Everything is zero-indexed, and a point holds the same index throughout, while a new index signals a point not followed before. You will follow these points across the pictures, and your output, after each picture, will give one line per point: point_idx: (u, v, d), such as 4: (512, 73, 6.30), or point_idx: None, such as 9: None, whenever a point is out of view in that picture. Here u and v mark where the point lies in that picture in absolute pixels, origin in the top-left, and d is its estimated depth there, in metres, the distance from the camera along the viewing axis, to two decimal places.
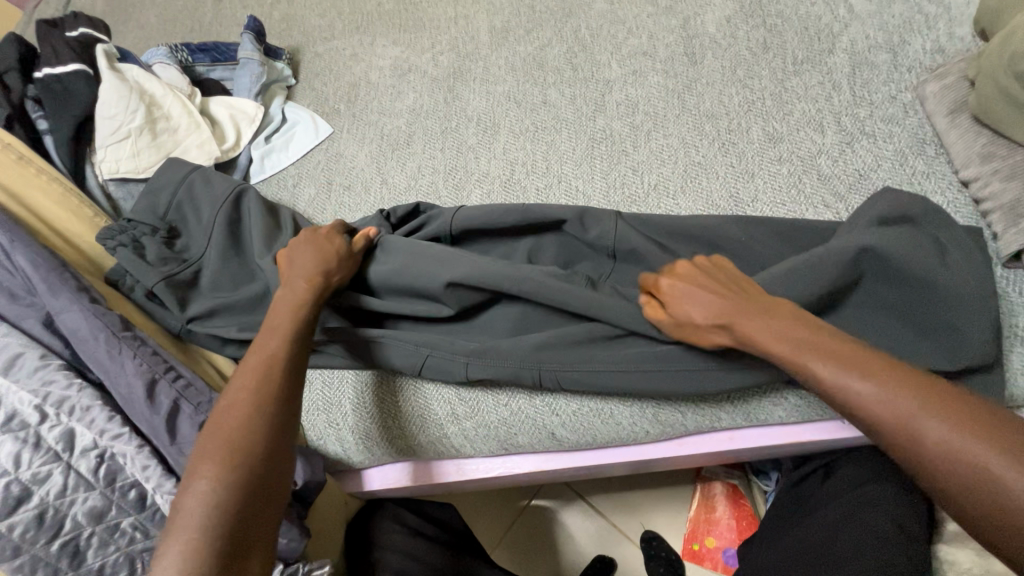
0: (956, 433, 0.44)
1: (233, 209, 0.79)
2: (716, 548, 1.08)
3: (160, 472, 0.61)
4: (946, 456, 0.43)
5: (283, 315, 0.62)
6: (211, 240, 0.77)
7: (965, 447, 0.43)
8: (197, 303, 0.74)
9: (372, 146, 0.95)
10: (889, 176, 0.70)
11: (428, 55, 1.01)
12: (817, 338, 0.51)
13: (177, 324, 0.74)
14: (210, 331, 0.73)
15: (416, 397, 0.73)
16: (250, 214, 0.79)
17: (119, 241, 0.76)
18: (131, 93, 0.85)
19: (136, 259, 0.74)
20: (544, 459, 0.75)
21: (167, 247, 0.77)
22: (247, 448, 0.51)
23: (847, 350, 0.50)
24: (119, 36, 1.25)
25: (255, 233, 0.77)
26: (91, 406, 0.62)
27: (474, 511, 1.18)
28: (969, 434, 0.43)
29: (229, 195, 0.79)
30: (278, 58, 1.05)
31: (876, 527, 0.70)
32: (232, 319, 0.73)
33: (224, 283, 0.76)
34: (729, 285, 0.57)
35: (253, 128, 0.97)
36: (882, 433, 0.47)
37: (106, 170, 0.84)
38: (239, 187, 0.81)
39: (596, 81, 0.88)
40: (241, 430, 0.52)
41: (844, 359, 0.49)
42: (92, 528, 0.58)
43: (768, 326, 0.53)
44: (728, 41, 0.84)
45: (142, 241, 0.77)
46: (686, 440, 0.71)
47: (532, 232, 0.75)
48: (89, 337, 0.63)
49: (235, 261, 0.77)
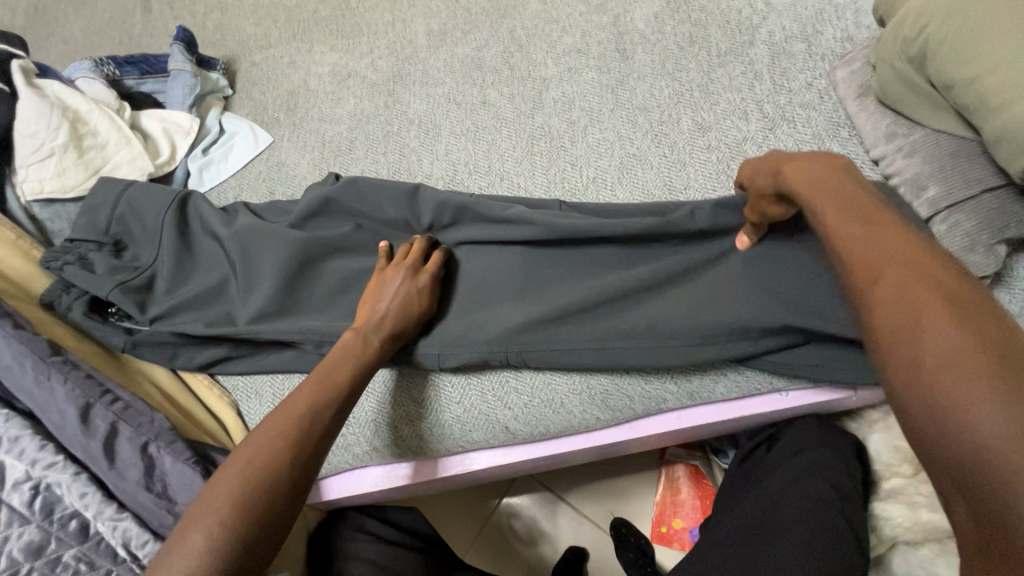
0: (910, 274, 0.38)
1: (180, 213, 0.79)
2: (682, 528, 1.12)
3: (99, 498, 0.60)
4: (886, 289, 0.38)
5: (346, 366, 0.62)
6: (162, 246, 0.77)
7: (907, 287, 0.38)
8: (158, 304, 0.75)
9: (314, 153, 0.95)
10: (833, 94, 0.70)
11: (367, 61, 1.00)
12: (848, 196, 0.48)
13: (118, 339, 0.73)
14: (173, 328, 0.73)
15: (376, 399, 0.73)
16: (200, 216, 0.79)
17: (66, 260, 0.75)
18: (52, 109, 0.81)
19: (86, 276, 0.73)
20: (501, 453, 0.75)
21: (118, 260, 0.77)
22: (268, 474, 0.51)
23: (883, 225, 0.43)
24: (43, 52, 1.19)
25: (206, 234, 0.79)
26: (20, 436, 0.60)
27: (444, 515, 1.18)
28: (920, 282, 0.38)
29: (173, 200, 0.79)
30: (213, 69, 1.03)
31: (817, 493, 0.71)
32: (185, 319, 0.74)
33: (180, 284, 0.77)
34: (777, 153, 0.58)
35: (188, 141, 0.94)
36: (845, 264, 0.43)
37: (29, 191, 0.80)
38: (183, 193, 0.81)
39: (533, 79, 0.90)
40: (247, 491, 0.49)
41: (851, 211, 0.46)
42: (30, 564, 0.54)
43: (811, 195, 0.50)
44: (656, 36, 0.87)
45: (89, 258, 0.76)
46: (637, 423, 0.73)
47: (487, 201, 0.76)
48: (15, 364, 0.61)
49: (189, 262, 0.78)
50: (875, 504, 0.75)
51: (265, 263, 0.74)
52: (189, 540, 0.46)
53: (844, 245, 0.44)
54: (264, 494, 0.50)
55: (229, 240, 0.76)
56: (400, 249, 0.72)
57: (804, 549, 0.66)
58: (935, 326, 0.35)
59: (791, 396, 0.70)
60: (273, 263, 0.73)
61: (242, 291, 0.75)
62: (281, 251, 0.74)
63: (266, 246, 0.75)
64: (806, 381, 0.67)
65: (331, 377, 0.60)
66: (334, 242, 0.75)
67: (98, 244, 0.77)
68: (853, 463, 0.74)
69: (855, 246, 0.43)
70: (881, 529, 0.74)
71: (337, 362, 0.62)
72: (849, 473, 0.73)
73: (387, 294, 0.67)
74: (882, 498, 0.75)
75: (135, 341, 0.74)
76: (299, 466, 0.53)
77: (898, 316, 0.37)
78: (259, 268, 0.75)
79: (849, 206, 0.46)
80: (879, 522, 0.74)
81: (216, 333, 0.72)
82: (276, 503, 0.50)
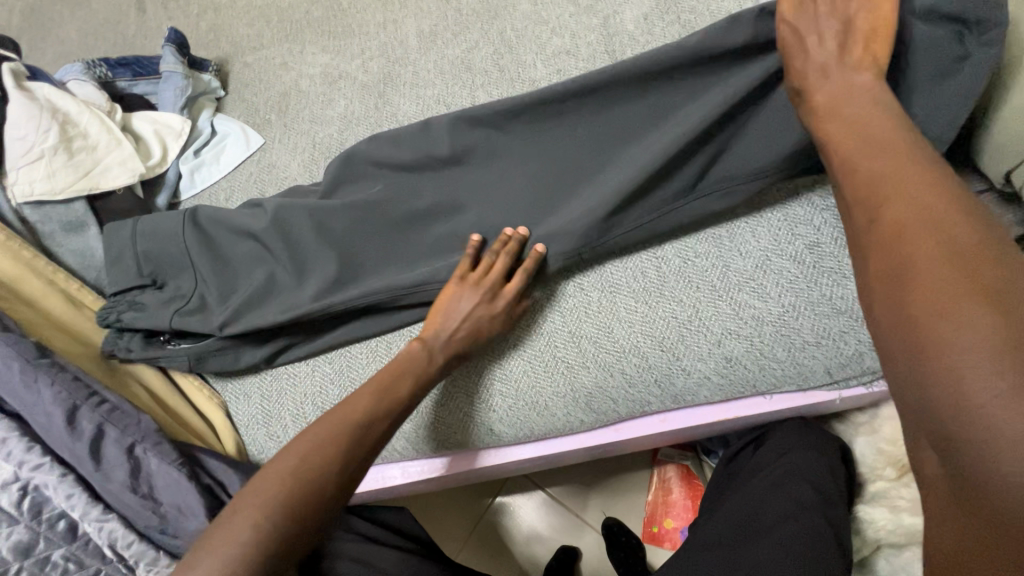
0: (915, 213, 0.40)
1: (195, 230, 0.79)
2: (674, 528, 1.12)
3: (86, 500, 0.60)
4: (892, 236, 0.40)
5: (407, 383, 0.64)
6: (197, 265, 0.78)
7: (911, 231, 0.39)
8: (219, 310, 0.75)
9: (304, 155, 0.95)
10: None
11: (358, 62, 1.01)
12: (876, 129, 0.47)
13: (183, 360, 0.76)
14: (247, 324, 0.73)
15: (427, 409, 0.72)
16: (215, 228, 0.80)
17: (118, 308, 0.76)
18: (41, 112, 0.81)
19: (142, 316, 0.75)
20: (486, 455, 0.75)
21: (165, 294, 0.78)
22: (314, 476, 0.54)
23: (901, 160, 0.44)
24: (38, 53, 1.20)
25: (229, 235, 0.79)
26: (7, 437, 0.60)
27: (436, 514, 1.19)
28: (924, 224, 0.39)
29: (184, 219, 0.79)
30: (205, 70, 1.04)
31: (800, 496, 0.71)
32: (258, 316, 0.74)
33: (229, 285, 0.77)
34: (841, 24, 0.55)
35: (180, 143, 0.95)
36: (860, 206, 0.45)
37: (20, 194, 0.79)
38: (188, 213, 0.80)
39: (522, 81, 0.90)
40: (295, 493, 0.53)
41: (871, 146, 0.46)
42: (19, 564, 0.55)
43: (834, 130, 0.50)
44: (646, 38, 0.87)
45: (140, 300, 0.77)
46: (621, 425, 0.73)
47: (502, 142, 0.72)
48: (2, 366, 0.61)
49: (225, 269, 0.78)
50: (860, 506, 0.75)
51: (314, 242, 0.76)
52: (240, 527, 0.51)
53: (857, 185, 0.45)
54: (310, 495, 0.53)
55: (268, 238, 0.77)
56: (485, 259, 0.70)
57: (788, 550, 0.66)
58: (929, 277, 0.37)
59: (773, 399, 0.70)
60: (327, 251, 0.75)
61: (298, 275, 0.76)
62: (333, 235, 0.76)
63: (309, 225, 0.77)
64: (791, 384, 0.67)
65: (391, 387, 0.63)
66: (364, 228, 0.76)
67: (141, 286, 0.78)
68: (836, 466, 0.74)
69: (866, 185, 0.44)
70: (865, 531, 0.74)
71: (400, 376, 0.64)
72: (833, 475, 0.73)
73: (463, 311, 0.67)
74: (867, 500, 0.76)
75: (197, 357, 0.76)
76: (346, 473, 0.56)
77: (898, 268, 0.39)
78: (309, 255, 0.76)
79: (867, 140, 0.47)
80: (863, 524, 0.75)
81: (287, 317, 0.72)
82: (323, 503, 0.54)
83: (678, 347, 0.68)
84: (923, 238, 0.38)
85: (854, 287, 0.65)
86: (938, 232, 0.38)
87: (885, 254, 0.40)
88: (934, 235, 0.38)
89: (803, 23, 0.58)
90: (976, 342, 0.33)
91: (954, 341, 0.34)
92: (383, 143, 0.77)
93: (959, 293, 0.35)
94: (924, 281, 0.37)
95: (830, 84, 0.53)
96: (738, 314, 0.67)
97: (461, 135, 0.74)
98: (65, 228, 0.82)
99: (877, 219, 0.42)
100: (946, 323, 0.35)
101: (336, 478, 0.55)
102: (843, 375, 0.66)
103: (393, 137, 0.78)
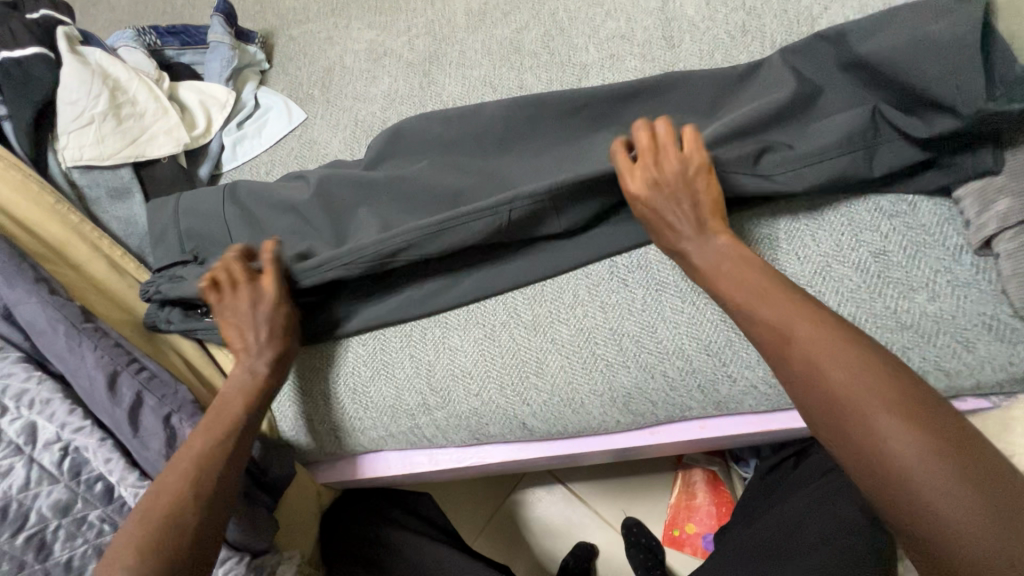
0: (830, 356, 0.49)
1: (235, 205, 0.79)
2: (695, 534, 1.10)
3: (123, 465, 0.61)
4: (823, 382, 0.49)
5: (236, 402, 0.64)
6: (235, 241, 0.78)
7: (839, 380, 0.48)
8: None
9: (346, 132, 0.94)
10: (888, 46, 0.63)
11: (403, 39, 0.98)
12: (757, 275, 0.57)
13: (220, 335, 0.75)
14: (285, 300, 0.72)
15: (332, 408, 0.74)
16: (254, 202, 0.79)
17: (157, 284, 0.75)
18: (93, 77, 0.82)
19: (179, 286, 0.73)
20: (517, 448, 0.74)
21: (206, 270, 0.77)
22: (161, 528, 0.53)
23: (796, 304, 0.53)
24: (89, 19, 1.21)
25: (267, 208, 0.78)
26: (51, 398, 0.61)
27: (455, 500, 1.19)
28: (847, 368, 0.48)
29: (225, 194, 0.80)
30: (251, 42, 1.03)
31: (840, 516, 0.68)
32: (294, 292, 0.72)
33: None
34: (691, 187, 0.61)
35: (224, 114, 0.95)
36: (781, 353, 0.52)
37: (69, 158, 0.80)
38: (227, 189, 0.81)
39: (573, 65, 0.87)
40: (154, 541, 0.52)
41: (764, 295, 0.55)
42: (58, 521, 0.58)
43: (728, 272, 0.58)
44: (706, 24, 0.83)
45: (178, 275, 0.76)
46: (657, 429, 0.71)
47: (556, 133, 0.77)
48: (49, 329, 0.62)
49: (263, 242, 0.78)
50: None
51: (357, 219, 0.75)
52: None
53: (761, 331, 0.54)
54: (165, 547, 0.52)
55: (309, 214, 0.76)
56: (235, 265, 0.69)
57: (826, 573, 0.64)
58: (874, 414, 0.46)
59: None
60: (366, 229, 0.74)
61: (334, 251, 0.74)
62: (373, 212, 0.75)
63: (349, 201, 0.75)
64: None
65: (221, 415, 0.63)
66: (404, 205, 0.75)
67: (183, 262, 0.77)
68: None
69: (772, 332, 0.53)
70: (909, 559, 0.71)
71: (232, 401, 0.64)
72: None
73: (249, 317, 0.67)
74: None
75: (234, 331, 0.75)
76: (199, 508, 0.56)
77: (837, 411, 0.48)
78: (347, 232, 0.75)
79: (751, 287, 0.56)
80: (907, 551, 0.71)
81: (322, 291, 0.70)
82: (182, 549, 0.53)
83: (726, 353, 0.64)
84: (847, 376, 0.48)
85: (924, 300, 0.61)
86: (860, 368, 0.48)
87: (821, 394, 0.49)
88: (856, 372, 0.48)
89: (661, 199, 0.61)
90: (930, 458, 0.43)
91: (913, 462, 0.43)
92: (432, 130, 0.80)
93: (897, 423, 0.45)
94: (863, 414, 0.46)
95: (702, 254, 0.60)
96: None
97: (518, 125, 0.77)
98: (111, 195, 0.83)
99: (801, 361, 0.51)
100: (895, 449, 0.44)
101: (185, 521, 0.54)
102: None
103: (441, 116, 0.80)
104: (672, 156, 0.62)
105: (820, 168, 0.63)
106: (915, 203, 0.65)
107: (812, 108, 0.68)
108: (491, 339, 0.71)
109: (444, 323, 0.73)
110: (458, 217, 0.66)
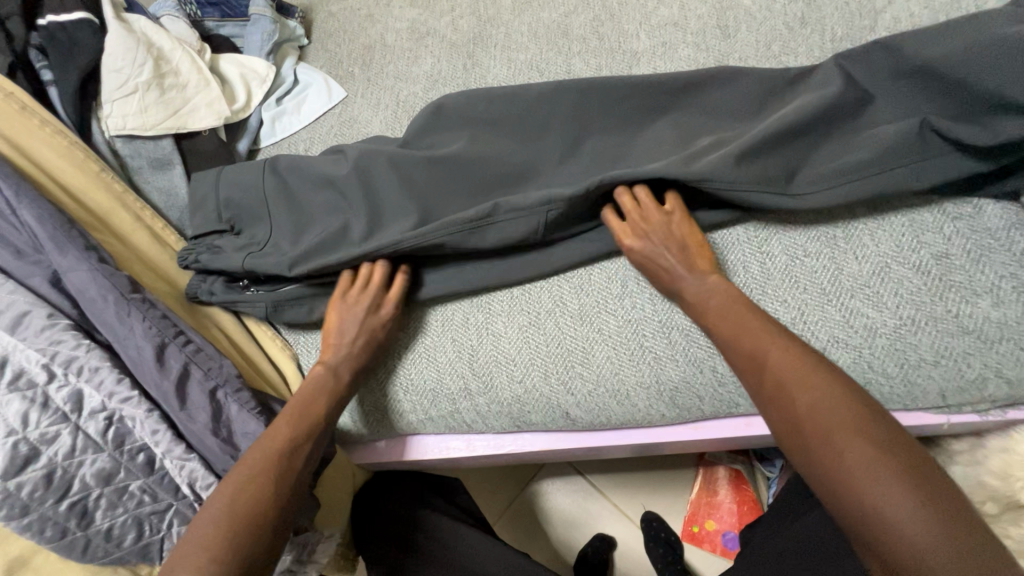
0: (793, 375, 0.53)
1: (275, 177, 0.78)
2: (715, 531, 1.09)
3: (170, 438, 0.61)
4: (786, 399, 0.52)
5: (321, 402, 0.64)
6: (273, 213, 0.76)
7: (801, 397, 0.51)
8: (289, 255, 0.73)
9: (386, 112, 0.93)
10: (962, 42, 0.61)
11: (447, 19, 0.97)
12: (732, 302, 0.60)
13: (261, 306, 0.75)
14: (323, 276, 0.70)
15: (397, 392, 0.73)
16: (294, 176, 0.78)
17: (199, 255, 0.75)
18: (138, 45, 0.81)
19: (221, 258, 0.74)
20: (556, 438, 0.74)
21: (241, 241, 0.76)
22: (247, 517, 0.54)
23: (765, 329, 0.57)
24: None
25: (309, 184, 0.78)
26: (100, 367, 0.60)
27: (477, 485, 1.19)
28: (807, 387, 0.51)
29: (265, 166, 0.79)
30: (291, 17, 1.02)
31: None
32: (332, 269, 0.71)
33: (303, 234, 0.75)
34: (678, 238, 0.64)
35: (264, 89, 0.94)
36: (754, 375, 0.56)
37: (112, 127, 0.79)
38: (269, 162, 0.80)
39: (623, 52, 0.85)
40: (238, 530, 0.53)
41: (735, 319, 0.59)
42: (100, 489, 0.59)
43: (704, 300, 0.61)
44: (764, 14, 0.81)
45: (217, 246, 0.76)
46: (701, 424, 0.70)
47: (609, 120, 0.75)
48: (97, 298, 0.62)
49: (301, 215, 0.76)
50: None
51: (400, 197, 0.73)
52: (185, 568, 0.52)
53: (735, 352, 0.58)
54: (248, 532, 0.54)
55: (350, 192, 0.75)
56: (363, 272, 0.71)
57: None
58: (834, 428, 0.49)
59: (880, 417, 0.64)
60: (408, 209, 0.72)
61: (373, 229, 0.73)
62: (417, 187, 0.74)
63: (392, 179, 0.74)
64: (902, 403, 0.62)
65: (305, 413, 0.63)
66: (450, 185, 0.73)
67: (220, 232, 0.77)
68: None
69: (744, 353, 0.57)
70: None
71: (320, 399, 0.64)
72: None
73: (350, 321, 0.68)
74: None
75: (275, 304, 0.75)
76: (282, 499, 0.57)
77: (801, 426, 0.51)
78: (388, 211, 0.74)
79: (728, 315, 0.59)
80: None
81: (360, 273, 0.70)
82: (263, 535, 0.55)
83: None
84: (806, 394, 0.51)
85: (984, 305, 0.59)
86: (817, 388, 0.51)
87: (789, 410, 0.52)
88: (813, 391, 0.51)
89: (657, 250, 0.64)
90: (879, 471, 0.45)
91: (862, 475, 0.46)
92: (480, 109, 0.78)
93: (852, 439, 0.47)
94: (823, 429, 0.49)
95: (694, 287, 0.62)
96: (848, 322, 0.62)
97: (568, 111, 0.75)
98: (152, 166, 0.82)
99: (767, 379, 0.54)
100: (848, 461, 0.47)
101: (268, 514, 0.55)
102: (958, 399, 0.61)
103: (488, 97, 0.78)
104: (656, 213, 0.64)
105: (874, 170, 0.61)
106: (980, 206, 0.63)
107: (874, 104, 0.67)
108: (536, 326, 0.70)
109: (488, 308, 0.73)
110: (496, 214, 0.66)
